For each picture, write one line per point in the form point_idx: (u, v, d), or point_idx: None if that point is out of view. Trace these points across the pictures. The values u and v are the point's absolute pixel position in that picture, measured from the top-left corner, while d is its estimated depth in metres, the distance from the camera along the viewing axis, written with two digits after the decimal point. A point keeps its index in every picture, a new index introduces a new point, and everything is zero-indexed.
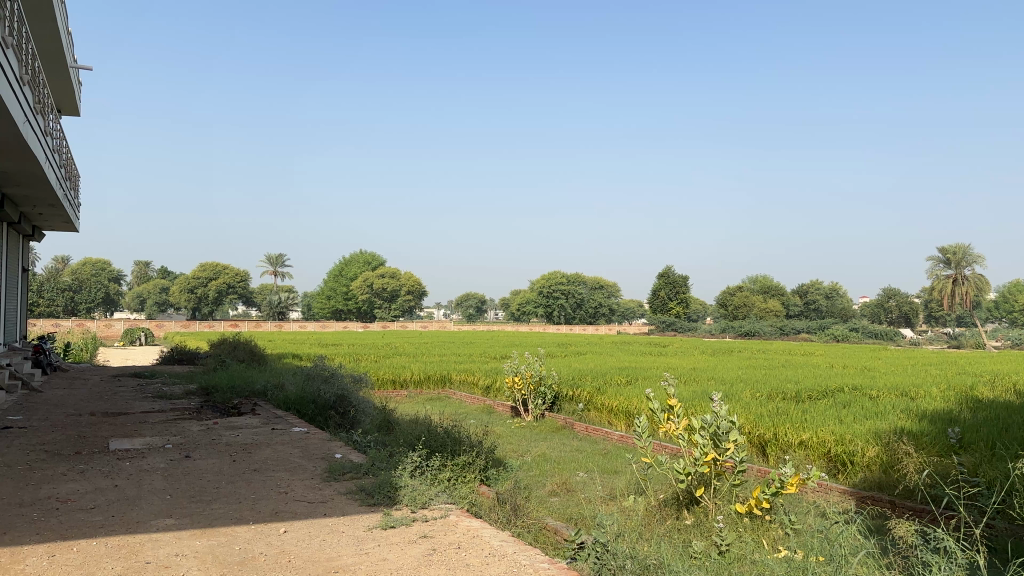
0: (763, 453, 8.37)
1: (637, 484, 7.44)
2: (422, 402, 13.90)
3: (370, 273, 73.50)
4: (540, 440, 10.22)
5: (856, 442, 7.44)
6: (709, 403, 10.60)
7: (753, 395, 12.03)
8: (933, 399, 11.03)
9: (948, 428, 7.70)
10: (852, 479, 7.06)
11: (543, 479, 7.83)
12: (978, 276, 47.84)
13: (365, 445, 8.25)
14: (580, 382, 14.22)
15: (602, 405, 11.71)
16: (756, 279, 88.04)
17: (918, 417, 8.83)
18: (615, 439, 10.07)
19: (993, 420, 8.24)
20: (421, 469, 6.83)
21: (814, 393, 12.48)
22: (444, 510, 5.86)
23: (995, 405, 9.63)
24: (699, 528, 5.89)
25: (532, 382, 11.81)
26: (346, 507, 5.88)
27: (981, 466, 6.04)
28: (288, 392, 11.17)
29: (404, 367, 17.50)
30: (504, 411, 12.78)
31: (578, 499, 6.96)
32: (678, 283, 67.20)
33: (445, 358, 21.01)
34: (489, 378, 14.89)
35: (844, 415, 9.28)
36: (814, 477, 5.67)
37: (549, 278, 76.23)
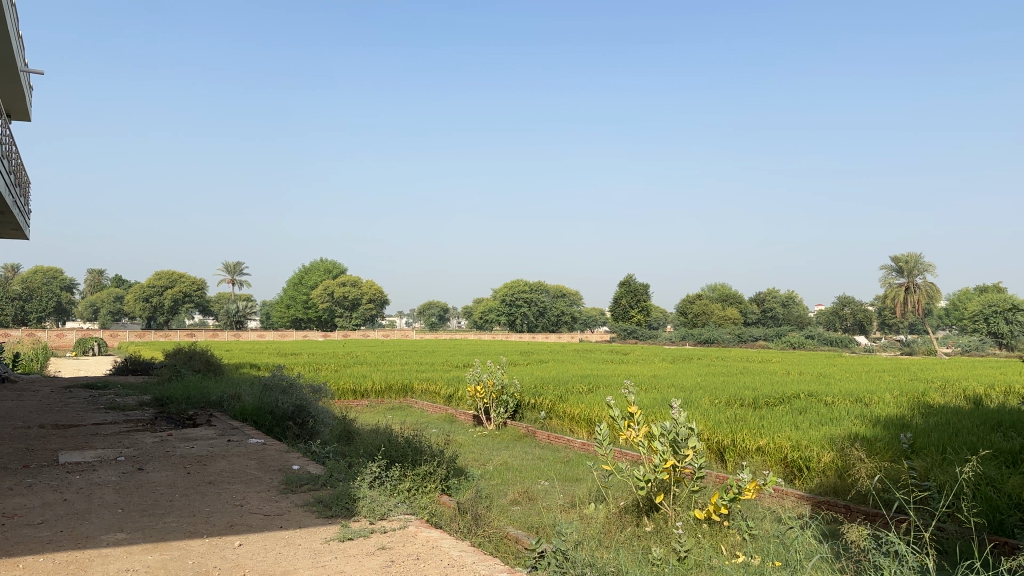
0: (722, 459, 8.47)
1: (598, 491, 7.45)
2: (383, 411, 13.81)
3: (331, 281, 72.80)
4: (502, 448, 10.21)
5: (811, 447, 7.56)
6: (668, 410, 10.70)
7: (712, 402, 12.17)
8: (885, 404, 11.28)
9: (900, 433, 7.87)
10: (808, 484, 7.17)
11: (505, 488, 7.81)
12: (930, 284, 49.02)
13: (324, 455, 8.15)
14: (542, 390, 14.23)
15: (564, 413, 11.74)
16: (714, 287, 89.18)
17: (872, 423, 8.99)
18: (576, 447, 10.10)
19: (944, 425, 8.43)
20: (381, 480, 6.77)
21: (771, 400, 12.68)
22: (404, 521, 5.81)
23: (946, 410, 9.86)
24: (659, 535, 5.94)
25: (494, 391, 11.80)
26: (303, 519, 5.79)
27: (931, 470, 6.19)
28: (246, 402, 11.00)
29: (365, 376, 17.37)
30: (466, 420, 12.74)
31: (539, 508, 6.95)
32: (639, 291, 67.85)
33: (406, 367, 20.90)
34: (451, 388, 14.83)
35: (801, 421, 9.43)
36: (771, 483, 5.75)
37: (511, 286, 76.33)
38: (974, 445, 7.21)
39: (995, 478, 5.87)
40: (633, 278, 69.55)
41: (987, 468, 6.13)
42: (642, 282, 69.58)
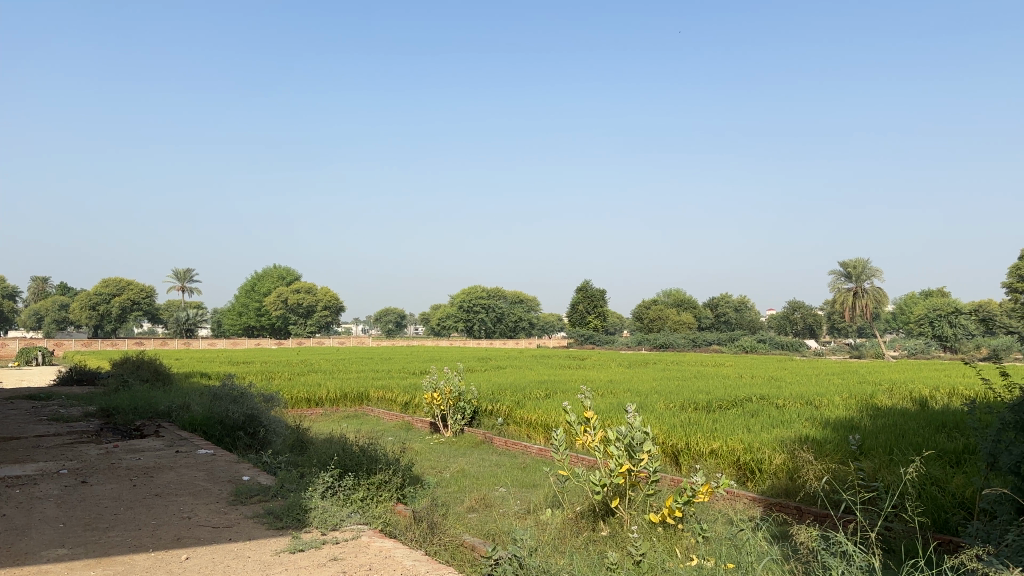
0: (676, 462, 8.53)
1: (555, 497, 7.43)
2: (338, 420, 13.62)
3: (286, 288, 71.79)
4: (459, 455, 10.16)
5: (763, 450, 7.66)
6: (624, 415, 10.75)
7: (667, 406, 12.27)
8: (835, 406, 11.51)
9: (849, 434, 8.02)
10: (760, 487, 7.26)
11: (461, 496, 7.75)
12: (877, 288, 50.16)
13: (275, 466, 8.02)
14: (499, 396, 14.19)
15: (521, 419, 11.72)
16: (669, 292, 90.34)
17: (822, 425, 9.15)
18: (534, 452, 10.09)
19: (891, 427, 8.61)
20: (334, 490, 6.67)
21: (725, 403, 12.85)
22: (357, 531, 5.73)
23: (892, 412, 10.08)
24: (615, 539, 5.94)
25: (451, 397, 11.75)
26: (252, 531, 5.67)
27: (879, 471, 6.30)
28: (195, 413, 10.77)
29: (319, 384, 17.11)
30: (423, 427, 12.64)
31: (495, 514, 6.92)
32: (596, 297, 68.27)
33: (361, 374, 20.66)
34: (407, 395, 14.71)
35: (753, 424, 9.55)
36: (724, 485, 5.81)
37: (469, 292, 76.23)
38: (920, 446, 7.39)
39: (940, 478, 6.01)
40: (590, 284, 69.89)
41: (931, 468, 6.27)
42: (599, 287, 70.01)
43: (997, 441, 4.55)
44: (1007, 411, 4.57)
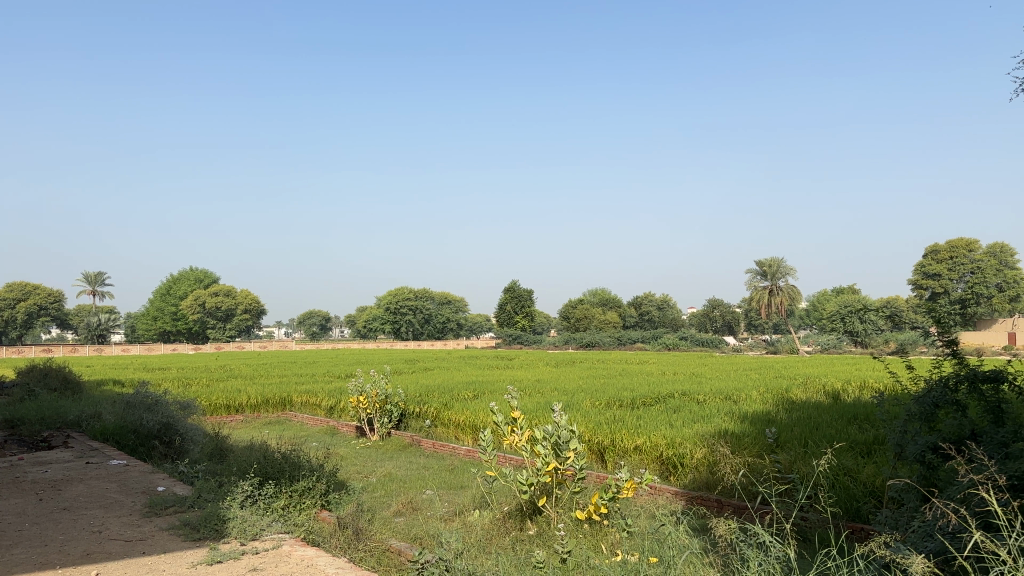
0: (602, 459, 8.64)
1: (482, 498, 7.41)
2: (259, 426, 13.28)
3: (205, 291, 69.66)
4: (386, 459, 10.05)
5: (685, 445, 7.81)
6: (551, 414, 10.82)
7: (593, 404, 12.41)
8: (753, 401, 11.88)
9: (766, 428, 8.28)
10: (682, 480, 7.41)
11: (388, 500, 7.66)
12: (792, 287, 51.97)
13: (192, 475, 7.76)
14: (427, 397, 14.09)
15: (449, 421, 11.68)
16: (594, 292, 91.76)
17: (740, 419, 9.42)
18: (462, 454, 10.06)
19: (806, 419, 8.93)
20: (254, 498, 6.50)
21: (648, 400, 13.08)
22: (277, 540, 5.59)
23: (807, 405, 10.46)
24: (541, 538, 5.97)
25: (378, 400, 11.59)
26: (167, 543, 5.48)
27: (794, 463, 6.52)
28: (107, 422, 10.33)
29: (240, 391, 16.64)
30: (348, 431, 12.45)
31: (423, 517, 6.86)
32: (523, 297, 68.69)
33: (283, 379, 20.17)
34: (332, 399, 14.44)
35: (676, 419, 9.77)
36: (648, 480, 5.90)
37: (395, 293, 75.63)
38: (833, 437, 7.67)
39: (852, 468, 6.23)
40: (517, 284, 70.15)
41: (843, 459, 6.51)
42: (525, 287, 70.36)
43: (905, 432, 4.75)
44: (913, 403, 4.79)
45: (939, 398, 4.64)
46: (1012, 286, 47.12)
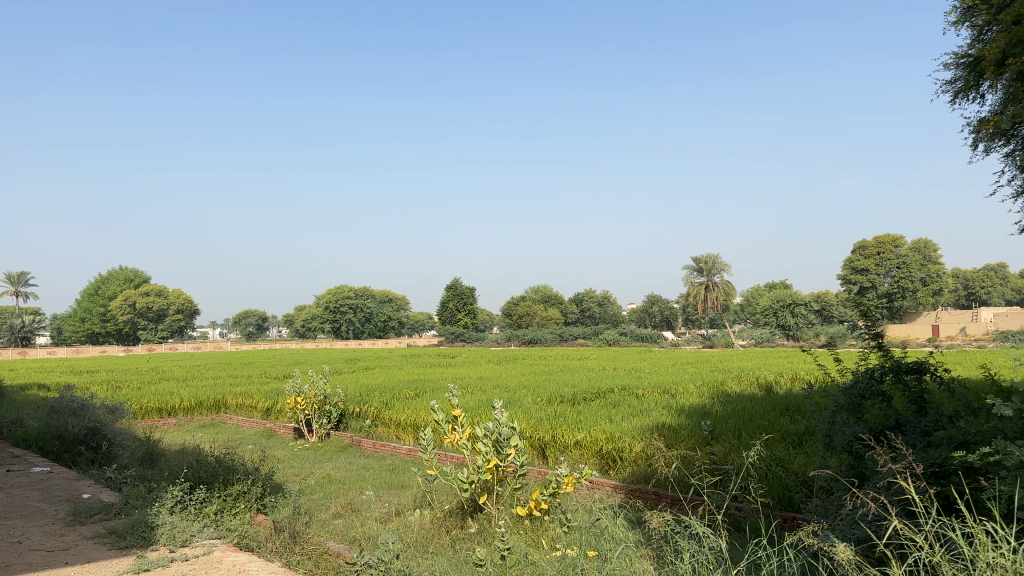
0: (543, 455, 8.66)
1: (423, 497, 7.35)
2: (193, 430, 12.93)
3: (135, 291, 67.53)
4: (325, 460, 9.89)
5: (624, 439, 7.89)
6: (491, 411, 10.82)
7: (534, 401, 12.44)
8: (690, 394, 12.08)
9: (702, 420, 8.42)
10: (621, 473, 7.48)
11: (327, 502, 7.54)
12: (727, 282, 53.07)
13: (120, 481, 7.50)
14: (367, 397, 13.92)
15: (390, 420, 11.57)
16: (535, 288, 92.27)
17: (678, 412, 9.56)
18: (403, 454, 9.97)
19: (740, 411, 9.12)
20: (184, 504, 6.32)
21: (588, 395, 13.18)
22: (208, 546, 5.45)
23: (741, 398, 10.67)
24: (482, 536, 5.95)
25: (316, 401, 11.39)
26: (91, 552, 5.29)
27: (729, 454, 6.64)
28: (30, 428, 9.90)
29: (172, 393, 16.19)
30: (286, 433, 12.22)
31: (362, 519, 6.77)
32: (465, 294, 68.62)
33: (218, 381, 19.71)
34: (268, 401, 14.14)
35: (615, 414, 9.86)
36: (587, 475, 5.93)
37: (335, 291, 74.63)
38: (766, 428, 7.85)
39: (784, 458, 6.38)
40: (458, 282, 69.95)
41: (775, 449, 6.67)
42: (467, 285, 70.23)
43: (833, 422, 4.85)
44: (841, 395, 4.91)
45: (866, 389, 4.79)
46: (934, 280, 49.05)
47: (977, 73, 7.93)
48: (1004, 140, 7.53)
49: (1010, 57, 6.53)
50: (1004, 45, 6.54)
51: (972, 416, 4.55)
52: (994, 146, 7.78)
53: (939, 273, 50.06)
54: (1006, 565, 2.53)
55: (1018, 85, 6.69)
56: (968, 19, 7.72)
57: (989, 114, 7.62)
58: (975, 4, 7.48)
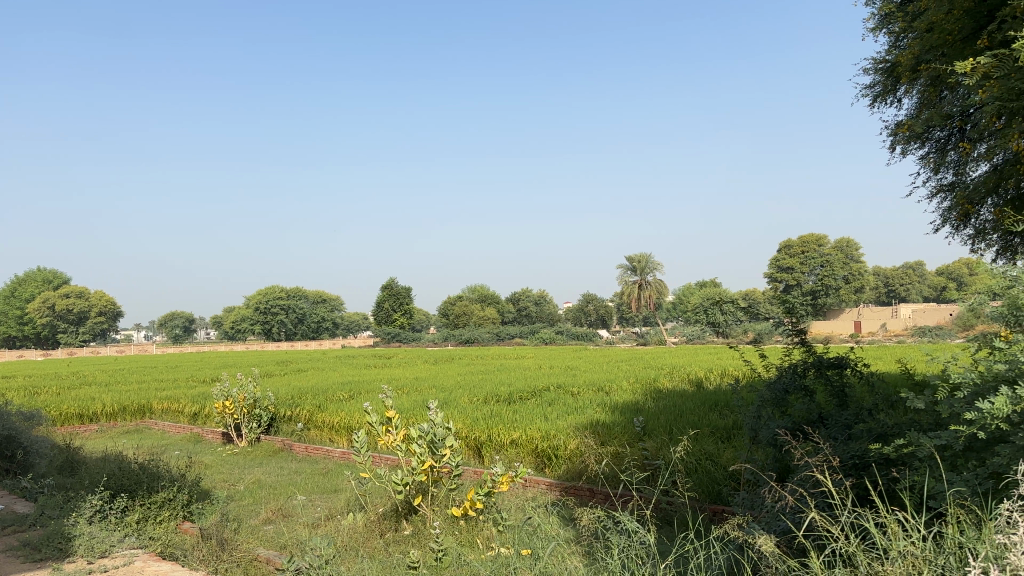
0: (478, 455, 8.64)
1: (356, 500, 7.24)
2: (115, 436, 12.47)
3: (54, 293, 64.84)
4: (254, 466, 9.66)
5: (559, 437, 7.94)
6: (426, 412, 10.74)
7: (470, 400, 12.39)
8: (623, 391, 12.23)
9: (634, 417, 8.53)
10: (555, 471, 7.52)
11: (257, 508, 7.37)
12: (660, 281, 53.98)
13: (36, 491, 7.18)
14: (299, 400, 13.66)
15: (322, 423, 11.38)
16: (472, 287, 92.31)
17: (611, 409, 9.66)
18: (336, 456, 9.82)
19: (671, 408, 9.27)
20: (104, 513, 6.09)
21: (524, 394, 13.20)
22: (129, 556, 5.27)
23: (672, 394, 10.84)
24: (416, 537, 5.90)
25: (246, 405, 11.09)
26: (3, 566, 5.05)
27: (661, 450, 6.74)
28: None
29: (92, 398, 15.58)
30: (214, 438, 11.90)
31: (294, 524, 6.63)
32: (401, 294, 68.13)
33: (142, 385, 19.14)
34: (196, 405, 13.75)
35: (550, 412, 9.91)
36: (522, 474, 5.93)
37: (267, 292, 73.12)
38: (696, 424, 7.99)
39: (713, 452, 6.52)
40: (394, 282, 69.33)
41: (706, 444, 6.80)
42: (403, 285, 69.71)
43: (758, 417, 4.96)
44: (766, 390, 5.04)
45: (789, 384, 4.93)
46: (856, 278, 50.90)
47: (894, 78, 8.24)
48: (919, 142, 7.84)
49: (923, 63, 6.80)
50: (919, 51, 6.78)
51: (891, 409, 4.72)
52: (911, 148, 8.08)
53: (861, 271, 51.84)
54: (916, 554, 2.61)
55: (933, 89, 6.95)
56: (885, 26, 8.00)
57: (905, 118, 7.91)
58: (892, 12, 7.76)
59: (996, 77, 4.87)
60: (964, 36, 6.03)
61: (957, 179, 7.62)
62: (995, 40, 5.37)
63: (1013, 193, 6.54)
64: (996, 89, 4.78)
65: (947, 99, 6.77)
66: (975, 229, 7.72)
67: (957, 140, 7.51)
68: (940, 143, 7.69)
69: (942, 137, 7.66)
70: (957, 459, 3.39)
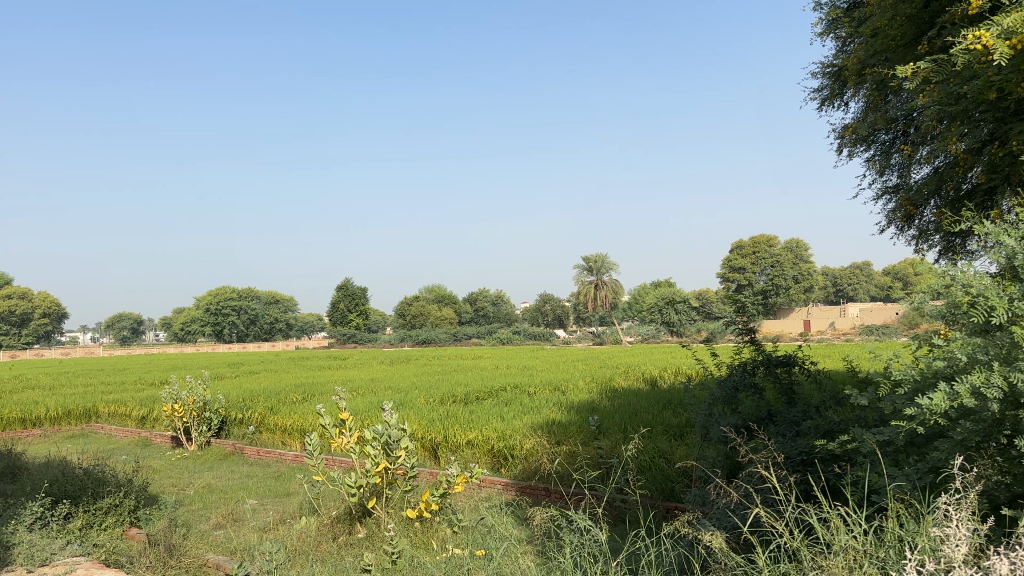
0: (433, 455, 8.60)
1: (309, 504, 7.16)
2: (59, 441, 12.13)
3: None
4: (205, 470, 9.48)
5: (515, 437, 7.94)
6: (380, 414, 10.66)
7: (426, 401, 12.33)
8: (579, 391, 12.30)
9: (589, 416, 8.58)
10: (510, 470, 7.51)
11: (207, 512, 7.23)
12: (616, 281, 54.42)
13: None
14: (251, 403, 13.44)
15: (275, 426, 11.22)
16: (430, 288, 91.85)
17: (567, 409, 9.71)
18: (288, 460, 9.69)
19: (625, 406, 9.34)
20: (44, 520, 5.91)
21: (480, 394, 13.18)
22: (71, 565, 5.12)
23: (627, 393, 10.92)
24: (370, 540, 5.84)
25: (195, 408, 10.87)
26: None
27: (616, 448, 6.79)
28: None
29: (35, 403, 15.13)
30: (162, 442, 11.65)
31: (245, 528, 6.52)
32: (357, 295, 67.58)
33: (87, 389, 18.64)
34: (144, 408, 13.43)
35: (506, 412, 9.93)
36: (478, 475, 5.91)
37: (219, 293, 71.86)
38: (650, 422, 8.06)
39: (666, 450, 6.59)
40: (349, 283, 68.71)
41: (660, 443, 6.86)
42: (359, 286, 69.17)
43: (709, 414, 5.03)
44: (716, 387, 5.11)
45: (739, 382, 5.00)
46: (805, 278, 52.02)
47: (841, 83, 8.42)
48: (865, 146, 8.02)
49: (868, 67, 6.96)
50: (864, 56, 6.93)
51: (838, 405, 4.82)
52: (857, 151, 8.26)
53: (811, 271, 52.95)
54: (858, 548, 2.67)
55: (878, 93, 7.10)
56: (832, 31, 8.16)
57: (851, 121, 8.08)
58: (839, 17, 7.92)
59: (936, 82, 5.00)
60: (907, 42, 6.16)
61: (900, 181, 7.82)
62: (935, 46, 5.51)
63: (953, 195, 6.71)
64: (936, 93, 4.90)
65: (892, 103, 6.93)
66: (918, 230, 7.92)
67: (901, 144, 7.71)
68: (885, 146, 7.89)
69: (887, 140, 7.85)
70: (898, 454, 3.48)
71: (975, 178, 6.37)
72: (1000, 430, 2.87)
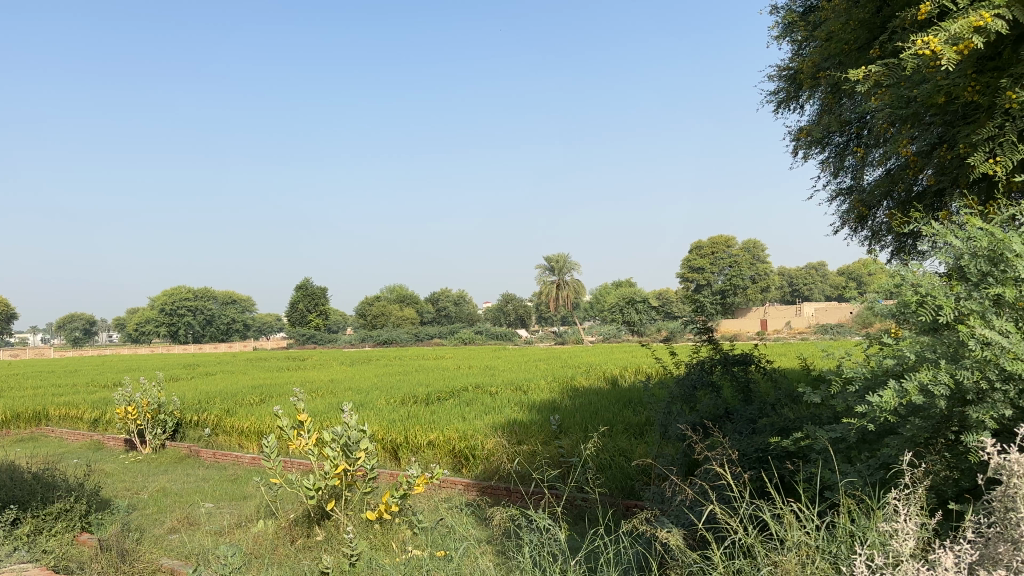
0: (394, 456, 8.54)
1: (267, 506, 7.06)
2: (7, 445, 11.78)
3: None
4: (159, 473, 9.31)
5: (476, 437, 7.91)
6: (339, 415, 10.57)
7: (386, 402, 12.25)
8: (540, 390, 12.32)
9: (550, 415, 8.60)
10: (471, 470, 7.50)
11: (162, 516, 7.09)
12: (577, 281, 54.69)
13: None
14: (207, 404, 13.22)
15: (232, 428, 11.06)
16: (392, 287, 91.38)
17: (527, 409, 9.72)
18: (245, 462, 9.55)
19: (585, 405, 9.39)
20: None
21: (440, 395, 13.13)
22: (19, 571, 4.98)
23: (587, 393, 10.97)
24: (330, 542, 5.79)
25: (149, 410, 10.64)
26: None
27: (577, 448, 6.80)
28: None
29: None
30: (115, 445, 11.40)
31: (200, 532, 6.41)
32: (317, 294, 66.94)
33: (38, 391, 18.16)
34: (96, 411, 13.12)
35: (467, 412, 9.92)
36: (438, 475, 5.88)
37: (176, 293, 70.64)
38: (610, 421, 8.10)
39: (626, 448, 6.63)
40: (309, 283, 68.02)
41: (619, 441, 6.90)
42: (319, 286, 68.51)
43: (669, 413, 5.09)
44: (676, 386, 5.17)
45: (697, 381, 5.06)
46: (762, 278, 52.87)
47: (796, 85, 8.55)
48: (820, 148, 8.16)
49: (823, 71, 7.08)
50: (818, 59, 7.03)
51: (792, 402, 4.89)
52: (812, 153, 8.40)
53: (768, 271, 53.85)
54: (810, 543, 2.71)
55: (832, 96, 7.22)
56: (788, 35, 8.29)
57: (806, 123, 8.21)
58: (794, 21, 8.04)
59: (887, 85, 5.09)
60: (860, 46, 6.26)
61: (853, 183, 7.98)
62: (886, 49, 5.61)
63: (904, 196, 6.86)
64: (887, 96, 4.99)
65: (845, 106, 7.04)
66: (871, 231, 8.09)
67: (854, 146, 7.87)
68: (839, 148, 8.03)
69: (841, 142, 8.00)
70: (850, 451, 3.55)
71: (925, 180, 6.52)
72: (948, 426, 2.94)
